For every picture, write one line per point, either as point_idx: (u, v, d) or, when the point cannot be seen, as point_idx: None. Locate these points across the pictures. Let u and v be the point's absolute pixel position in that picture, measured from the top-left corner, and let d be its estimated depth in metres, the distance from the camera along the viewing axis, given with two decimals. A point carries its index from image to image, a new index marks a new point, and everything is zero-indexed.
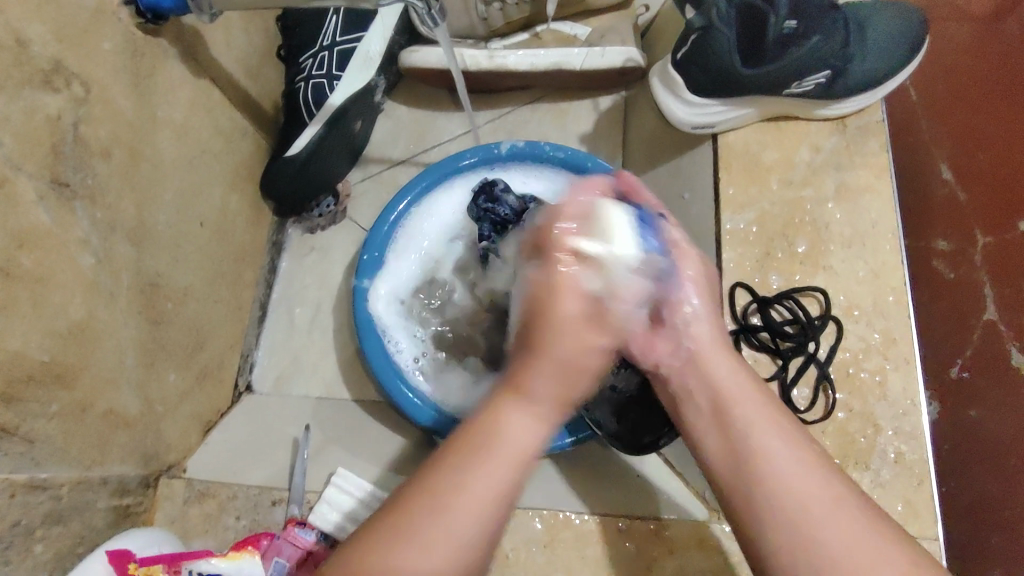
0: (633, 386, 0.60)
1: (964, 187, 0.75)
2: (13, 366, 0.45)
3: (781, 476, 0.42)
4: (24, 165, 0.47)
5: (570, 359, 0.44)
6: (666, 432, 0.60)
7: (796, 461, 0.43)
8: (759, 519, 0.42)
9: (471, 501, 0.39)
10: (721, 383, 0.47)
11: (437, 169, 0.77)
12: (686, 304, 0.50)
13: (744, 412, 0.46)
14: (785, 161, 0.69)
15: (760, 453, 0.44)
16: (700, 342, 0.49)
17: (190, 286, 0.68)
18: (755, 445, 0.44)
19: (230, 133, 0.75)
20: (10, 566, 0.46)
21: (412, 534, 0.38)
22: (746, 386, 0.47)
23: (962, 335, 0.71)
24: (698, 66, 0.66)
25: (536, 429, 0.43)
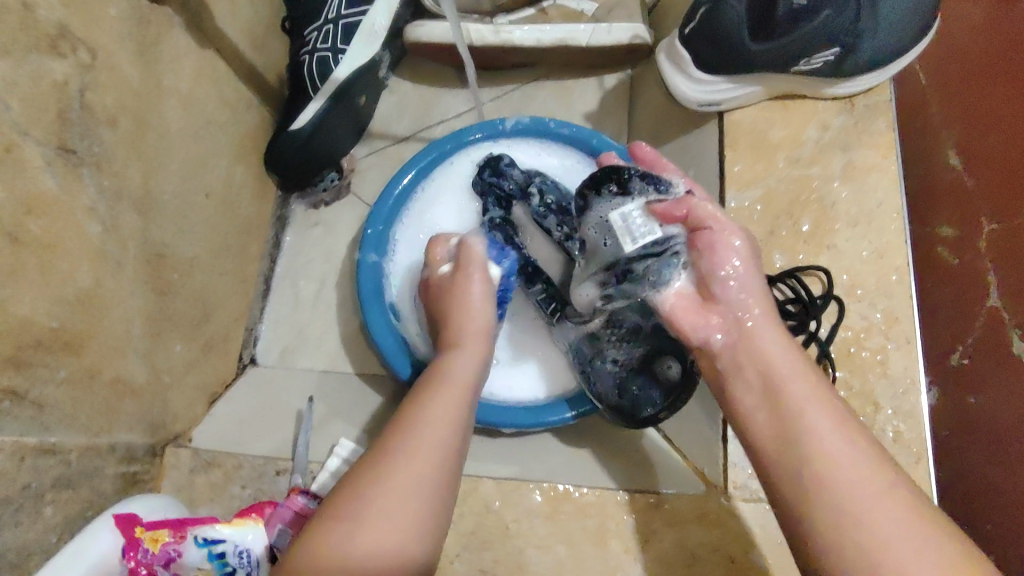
0: (635, 358, 0.64)
1: (971, 171, 0.74)
2: (22, 331, 0.46)
3: (831, 461, 0.44)
4: (31, 130, 0.46)
5: (469, 305, 0.61)
6: (665, 404, 0.62)
7: (848, 447, 0.44)
8: (807, 496, 0.43)
9: (435, 406, 0.52)
10: (775, 367, 0.49)
11: (444, 144, 0.78)
12: (729, 277, 0.52)
13: (795, 397, 0.47)
14: (791, 139, 0.69)
15: (813, 439, 0.45)
16: (755, 326, 0.51)
17: (196, 257, 0.69)
18: (806, 429, 0.45)
19: (236, 105, 0.75)
20: (20, 528, 0.47)
21: (395, 433, 0.50)
22: (797, 364, 0.49)
23: (965, 319, 0.72)
24: (707, 41, 0.66)
25: (472, 362, 0.57)
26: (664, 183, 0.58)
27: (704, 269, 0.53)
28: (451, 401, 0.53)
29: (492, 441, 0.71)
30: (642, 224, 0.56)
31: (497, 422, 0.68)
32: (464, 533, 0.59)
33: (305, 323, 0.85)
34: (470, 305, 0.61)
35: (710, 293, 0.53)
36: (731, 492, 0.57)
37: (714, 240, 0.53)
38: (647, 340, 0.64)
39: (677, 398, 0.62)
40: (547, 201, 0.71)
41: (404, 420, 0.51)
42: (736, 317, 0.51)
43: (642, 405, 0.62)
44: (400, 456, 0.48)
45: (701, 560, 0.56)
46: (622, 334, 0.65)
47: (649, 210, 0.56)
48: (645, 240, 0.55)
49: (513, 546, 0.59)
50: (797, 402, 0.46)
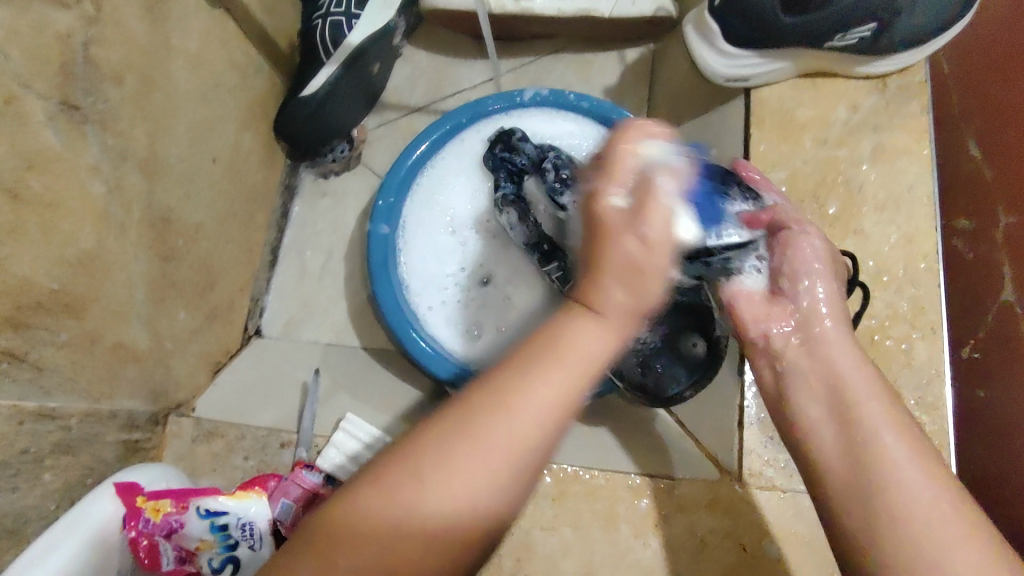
0: (660, 336, 0.63)
1: (990, 162, 0.71)
2: (22, 291, 0.44)
3: (903, 477, 0.41)
4: (33, 83, 0.44)
5: (627, 271, 0.39)
6: (691, 382, 0.61)
7: (920, 466, 0.41)
8: (875, 523, 0.40)
9: (532, 405, 0.37)
10: (845, 378, 0.46)
11: (459, 113, 0.75)
12: (809, 275, 0.51)
13: (863, 408, 0.44)
14: (820, 119, 0.66)
15: (885, 453, 0.42)
16: (822, 333, 0.49)
17: (202, 223, 0.67)
18: (879, 444, 0.42)
19: (245, 68, 0.72)
20: (18, 493, 0.46)
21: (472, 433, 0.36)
22: (874, 383, 0.45)
23: (978, 311, 0.70)
24: (736, 13, 0.63)
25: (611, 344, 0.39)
26: (755, 192, 0.53)
27: (777, 264, 0.53)
28: (555, 404, 0.37)
29: None
30: (734, 224, 0.50)
31: None
32: None
33: (311, 295, 0.84)
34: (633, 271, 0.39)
35: (775, 289, 0.53)
36: (745, 478, 0.56)
37: (802, 248, 0.52)
38: (672, 319, 0.63)
39: (703, 376, 0.61)
40: (562, 175, 0.67)
41: (489, 415, 0.36)
42: (810, 324, 0.50)
43: (669, 388, 0.62)
44: (462, 473, 0.35)
45: (712, 547, 0.55)
46: None
47: (739, 214, 0.51)
48: (732, 241, 0.50)
49: (520, 526, 0.57)
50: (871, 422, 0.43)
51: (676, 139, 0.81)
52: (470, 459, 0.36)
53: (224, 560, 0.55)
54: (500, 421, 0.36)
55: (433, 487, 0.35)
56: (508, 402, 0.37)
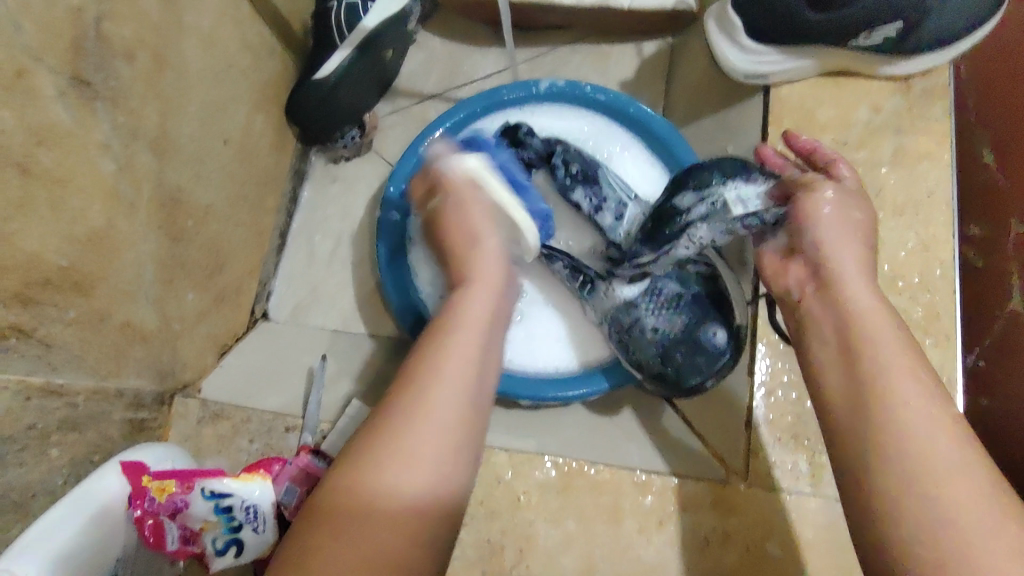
0: (676, 327, 0.62)
1: (1004, 171, 0.70)
2: (30, 267, 0.44)
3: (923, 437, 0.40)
4: (44, 57, 0.43)
5: (468, 229, 0.51)
6: (711, 372, 0.61)
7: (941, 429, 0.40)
8: (879, 468, 0.40)
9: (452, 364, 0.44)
10: (856, 318, 0.47)
11: (472, 102, 0.74)
12: (831, 225, 0.52)
13: (880, 358, 0.44)
14: (840, 119, 0.65)
15: (907, 411, 0.41)
16: (845, 283, 0.49)
17: (213, 205, 0.66)
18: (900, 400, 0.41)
19: (259, 50, 0.72)
20: (23, 469, 0.46)
21: (400, 412, 0.42)
22: (887, 320, 0.46)
23: (986, 319, 0.70)
24: (760, 8, 0.62)
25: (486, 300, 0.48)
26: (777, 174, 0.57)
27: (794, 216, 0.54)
28: (467, 356, 0.45)
29: (508, 412, 0.70)
30: (756, 199, 0.56)
31: (515, 393, 0.68)
32: (474, 503, 0.58)
33: (319, 281, 0.84)
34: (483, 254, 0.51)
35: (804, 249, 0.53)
36: (750, 479, 0.57)
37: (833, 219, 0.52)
38: (690, 310, 0.62)
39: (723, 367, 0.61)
40: (572, 170, 0.68)
41: (413, 396, 0.42)
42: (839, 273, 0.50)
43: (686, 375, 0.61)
44: (403, 443, 0.41)
45: (715, 546, 0.55)
46: (662, 302, 0.63)
47: (766, 192, 0.56)
48: (751, 211, 0.56)
49: (523, 518, 0.57)
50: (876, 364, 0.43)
51: (692, 135, 0.80)
52: (421, 410, 0.42)
53: (228, 542, 0.55)
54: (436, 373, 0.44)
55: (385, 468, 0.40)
56: (425, 376, 0.44)
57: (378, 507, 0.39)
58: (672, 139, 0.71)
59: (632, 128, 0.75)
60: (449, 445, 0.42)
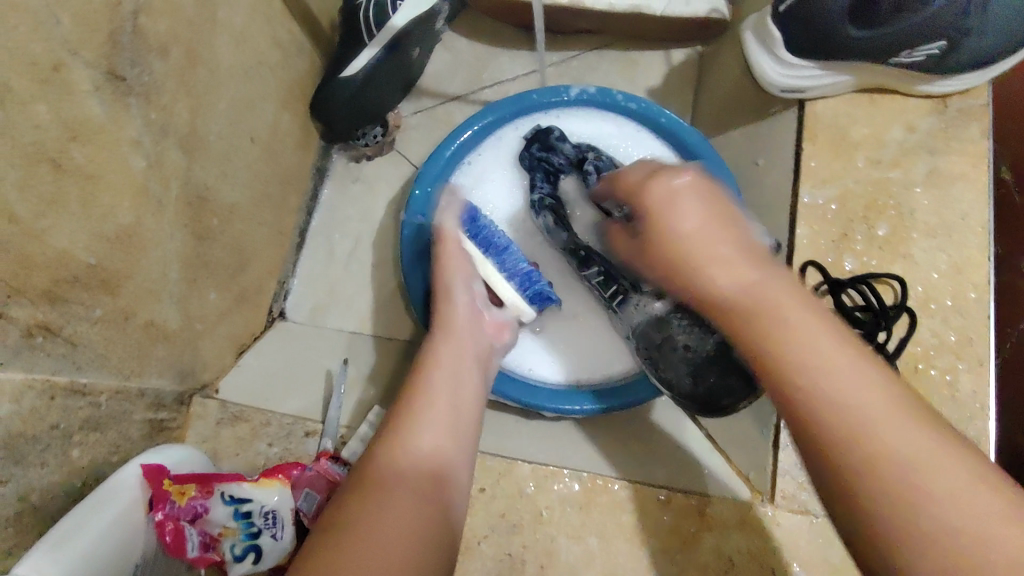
0: (709, 346, 0.60)
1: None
2: (59, 265, 0.43)
3: (861, 426, 0.35)
4: (81, 50, 0.42)
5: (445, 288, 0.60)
6: (745, 392, 0.58)
7: (865, 401, 0.36)
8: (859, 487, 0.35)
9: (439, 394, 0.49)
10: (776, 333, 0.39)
11: (502, 106, 0.73)
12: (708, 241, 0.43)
13: (812, 362, 0.37)
14: (875, 137, 0.64)
15: (840, 401, 0.36)
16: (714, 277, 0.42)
17: (237, 204, 0.65)
18: (821, 394, 0.36)
19: (287, 47, 0.71)
20: (46, 469, 0.45)
21: (390, 443, 0.46)
22: (807, 320, 0.39)
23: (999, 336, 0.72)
24: (800, 23, 0.61)
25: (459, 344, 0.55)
26: None
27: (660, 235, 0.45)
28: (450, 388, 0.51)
29: (530, 422, 0.70)
30: None
31: (541, 403, 0.68)
32: (496, 515, 0.57)
33: (338, 281, 0.83)
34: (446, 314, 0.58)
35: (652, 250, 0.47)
36: (777, 501, 0.55)
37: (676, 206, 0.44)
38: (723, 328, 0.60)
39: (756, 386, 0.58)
40: (603, 176, 0.67)
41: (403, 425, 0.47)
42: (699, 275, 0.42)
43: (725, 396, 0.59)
44: (397, 466, 0.44)
45: (740, 568, 0.54)
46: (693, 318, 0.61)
47: None
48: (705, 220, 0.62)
49: (544, 533, 0.56)
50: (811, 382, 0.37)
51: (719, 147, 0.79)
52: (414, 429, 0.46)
53: (246, 548, 0.54)
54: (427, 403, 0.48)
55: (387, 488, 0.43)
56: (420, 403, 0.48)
57: (392, 503, 0.42)
58: (706, 151, 0.70)
59: (662, 138, 0.74)
60: (449, 463, 0.46)
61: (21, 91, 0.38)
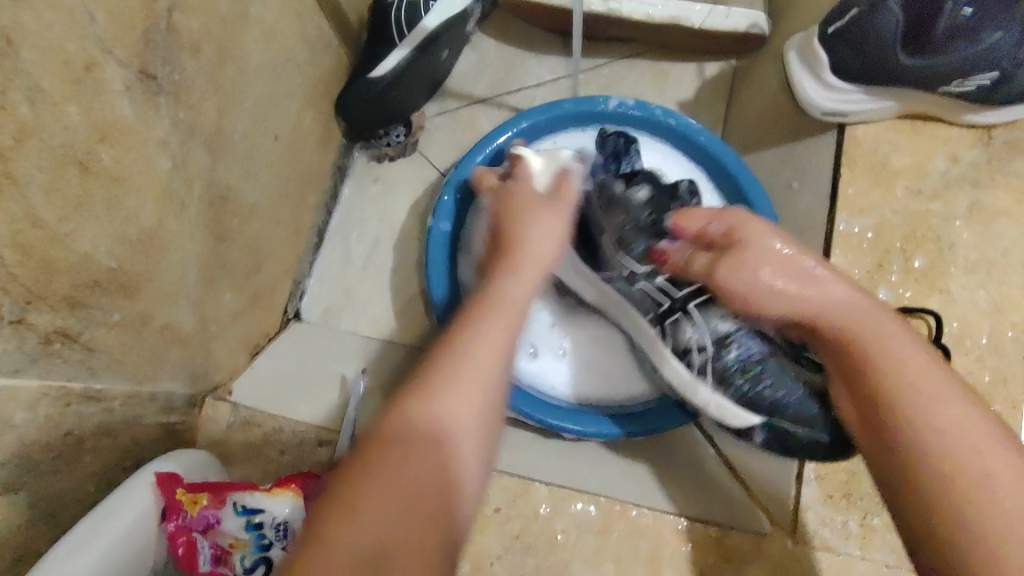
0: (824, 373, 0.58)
1: None
2: (82, 269, 0.42)
3: (970, 464, 0.40)
4: (114, 48, 0.40)
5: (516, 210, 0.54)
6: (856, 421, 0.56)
7: (999, 465, 0.40)
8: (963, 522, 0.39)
9: (486, 342, 0.43)
10: (916, 373, 0.45)
11: (542, 114, 0.72)
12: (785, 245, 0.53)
13: (945, 413, 0.43)
14: (915, 167, 0.62)
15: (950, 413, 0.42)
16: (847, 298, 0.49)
17: (257, 204, 0.64)
18: (932, 412, 0.43)
19: (315, 44, 0.69)
20: (58, 476, 0.44)
21: (409, 412, 0.40)
22: (933, 367, 0.45)
23: None
24: (851, 46, 0.59)
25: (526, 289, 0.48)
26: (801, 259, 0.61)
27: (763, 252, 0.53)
28: (498, 346, 0.43)
29: (546, 442, 0.69)
30: None
31: (561, 424, 0.67)
32: (510, 537, 0.56)
33: (353, 284, 0.82)
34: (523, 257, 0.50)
35: (755, 272, 0.53)
36: (800, 537, 0.55)
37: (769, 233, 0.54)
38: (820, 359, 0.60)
39: None
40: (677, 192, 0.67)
41: (434, 385, 0.41)
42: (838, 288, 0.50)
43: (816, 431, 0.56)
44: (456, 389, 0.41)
45: None
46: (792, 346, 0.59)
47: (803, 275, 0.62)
48: None
49: (558, 558, 0.55)
50: (944, 421, 0.42)
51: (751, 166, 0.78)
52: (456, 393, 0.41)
53: (257, 560, 0.53)
54: (478, 369, 0.42)
55: (383, 477, 0.38)
56: (466, 351, 0.42)
57: (416, 481, 0.38)
58: (743, 174, 0.70)
59: (696, 159, 0.74)
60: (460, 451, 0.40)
61: (52, 91, 0.36)
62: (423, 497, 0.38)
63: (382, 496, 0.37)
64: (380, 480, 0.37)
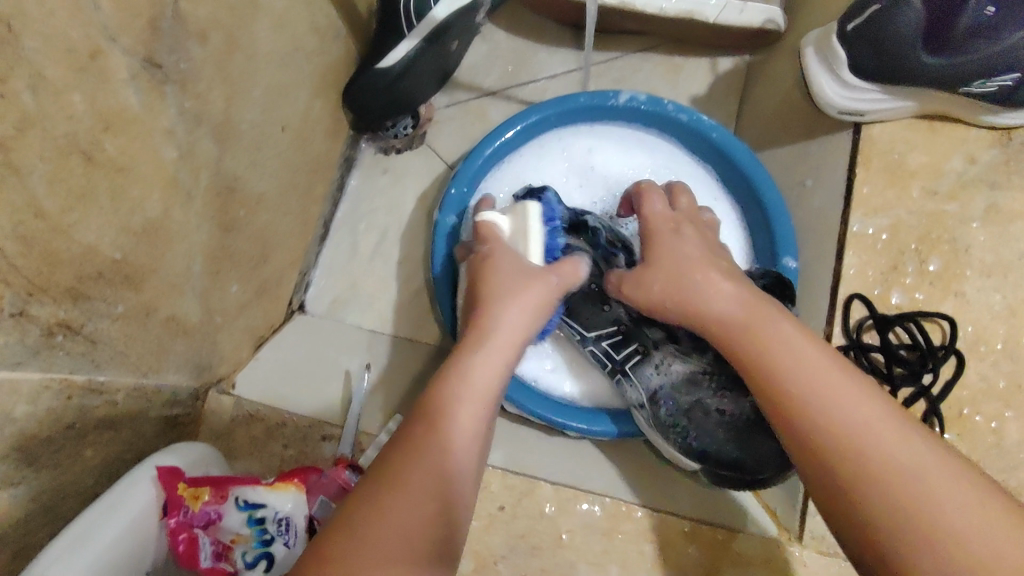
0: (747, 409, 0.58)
1: None
2: (85, 261, 0.41)
3: (870, 447, 0.41)
4: (120, 37, 0.39)
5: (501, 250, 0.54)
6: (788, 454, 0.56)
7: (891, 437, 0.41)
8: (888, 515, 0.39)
9: (481, 379, 0.45)
10: (797, 369, 0.46)
11: (550, 108, 0.71)
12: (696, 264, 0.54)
13: (830, 394, 0.44)
14: (932, 167, 0.61)
15: (848, 426, 0.42)
16: (717, 298, 0.51)
17: (265, 194, 0.63)
18: (811, 409, 0.44)
19: (325, 32, 0.68)
20: (58, 470, 0.43)
21: (416, 453, 0.41)
22: (822, 360, 0.46)
23: None
24: (870, 43, 0.57)
25: (497, 364, 0.46)
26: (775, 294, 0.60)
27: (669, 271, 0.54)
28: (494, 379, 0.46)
29: (552, 440, 0.68)
30: None
31: (561, 421, 0.65)
32: (515, 537, 0.55)
33: (359, 275, 0.81)
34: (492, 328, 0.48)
35: (652, 285, 0.55)
36: (805, 540, 0.54)
37: (670, 239, 0.56)
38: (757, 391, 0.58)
39: None
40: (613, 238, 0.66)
41: (437, 425, 0.42)
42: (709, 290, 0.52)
43: (764, 466, 0.57)
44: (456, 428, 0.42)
45: None
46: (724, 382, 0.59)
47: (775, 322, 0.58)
48: None
49: (563, 558, 0.55)
50: (840, 413, 0.43)
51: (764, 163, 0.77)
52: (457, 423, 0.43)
53: (258, 555, 0.52)
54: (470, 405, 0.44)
55: (398, 508, 0.38)
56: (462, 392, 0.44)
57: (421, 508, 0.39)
58: (755, 168, 0.69)
59: (706, 153, 0.73)
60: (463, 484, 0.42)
61: (55, 80, 0.35)
62: (434, 547, 0.38)
63: (394, 528, 0.37)
64: (395, 512, 0.38)
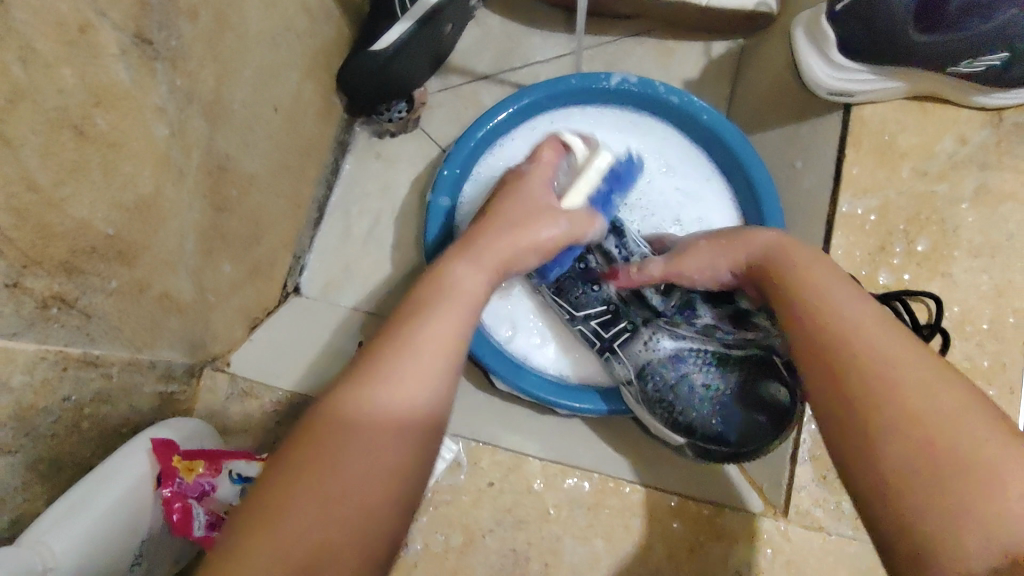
0: (730, 385, 0.60)
1: None
2: (78, 235, 0.42)
3: (884, 363, 0.40)
4: (110, 12, 0.40)
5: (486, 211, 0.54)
6: (769, 427, 0.58)
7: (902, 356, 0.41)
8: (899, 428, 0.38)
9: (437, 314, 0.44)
10: (817, 288, 0.47)
11: (542, 89, 0.71)
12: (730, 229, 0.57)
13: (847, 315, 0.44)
14: (922, 148, 0.61)
15: (861, 339, 0.42)
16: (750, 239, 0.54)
17: (256, 174, 0.64)
18: (835, 324, 0.44)
19: (316, 13, 0.68)
20: (56, 440, 0.44)
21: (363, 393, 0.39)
22: (836, 284, 0.47)
23: None
24: (859, 21, 0.57)
25: (456, 300, 0.45)
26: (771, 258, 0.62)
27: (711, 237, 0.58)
28: (454, 315, 0.45)
29: (544, 420, 0.68)
30: None
31: (555, 401, 0.66)
32: (502, 511, 0.56)
33: (353, 259, 0.82)
34: (454, 281, 0.46)
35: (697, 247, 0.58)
36: (790, 515, 0.55)
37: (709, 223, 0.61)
38: (743, 368, 0.60)
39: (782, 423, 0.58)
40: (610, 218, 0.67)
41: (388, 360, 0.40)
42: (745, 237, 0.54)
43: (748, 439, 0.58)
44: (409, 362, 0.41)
45: None
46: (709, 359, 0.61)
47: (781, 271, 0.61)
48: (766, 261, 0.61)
49: (549, 532, 0.56)
50: (855, 330, 0.43)
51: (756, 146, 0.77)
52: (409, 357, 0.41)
53: None
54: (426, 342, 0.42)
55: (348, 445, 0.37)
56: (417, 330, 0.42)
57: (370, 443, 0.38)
58: (745, 149, 0.70)
59: (698, 135, 0.74)
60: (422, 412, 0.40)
61: (45, 53, 0.36)
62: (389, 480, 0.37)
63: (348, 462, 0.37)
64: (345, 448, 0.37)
